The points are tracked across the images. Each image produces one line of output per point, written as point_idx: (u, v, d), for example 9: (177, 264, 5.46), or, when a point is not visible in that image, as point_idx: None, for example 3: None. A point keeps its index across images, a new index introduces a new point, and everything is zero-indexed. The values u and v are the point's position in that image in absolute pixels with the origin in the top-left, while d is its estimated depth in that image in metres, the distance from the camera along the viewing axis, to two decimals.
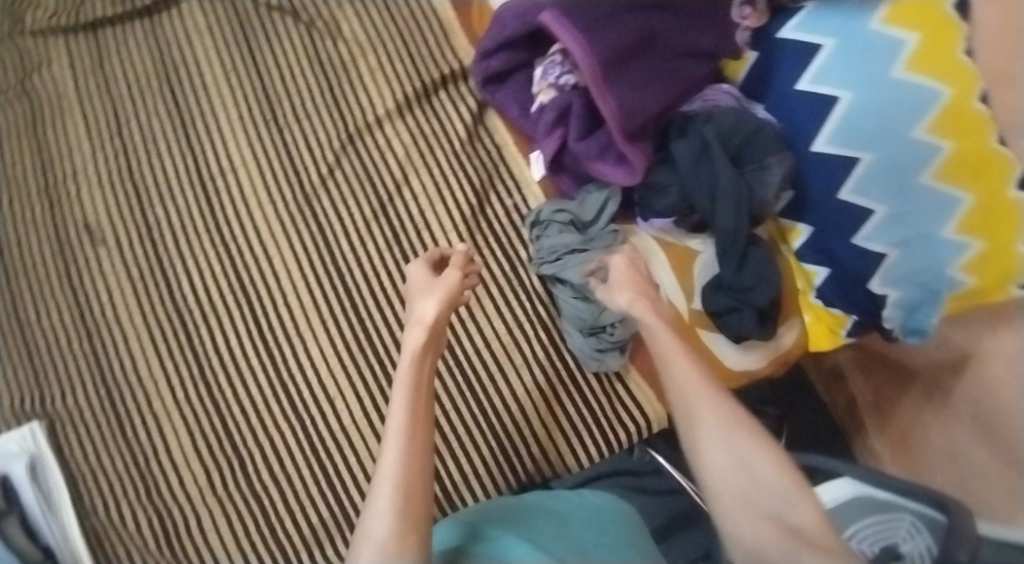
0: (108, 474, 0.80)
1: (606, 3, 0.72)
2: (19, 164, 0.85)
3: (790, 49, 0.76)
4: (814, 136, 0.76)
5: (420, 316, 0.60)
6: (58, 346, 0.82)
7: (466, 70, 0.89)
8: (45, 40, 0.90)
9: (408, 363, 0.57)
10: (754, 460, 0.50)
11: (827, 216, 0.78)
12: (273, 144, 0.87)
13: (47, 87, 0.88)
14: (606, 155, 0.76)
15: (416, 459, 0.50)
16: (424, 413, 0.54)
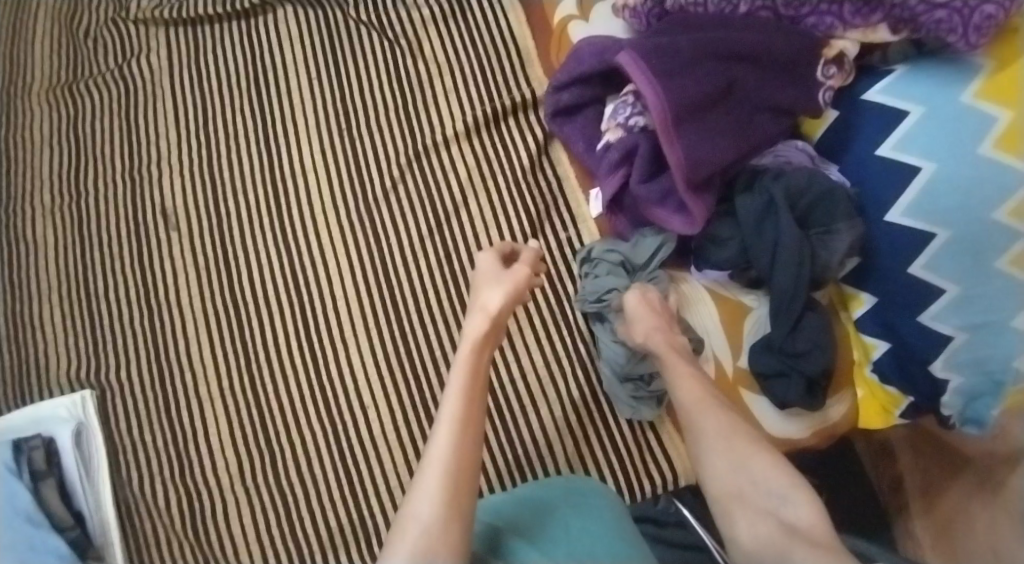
0: (149, 449, 0.84)
1: (687, 50, 0.71)
2: (110, 147, 0.91)
3: (874, 111, 0.73)
4: (889, 205, 0.72)
5: (483, 308, 0.67)
6: (121, 319, 0.87)
7: (537, 98, 0.89)
8: (148, 33, 0.95)
9: (468, 351, 0.64)
10: (756, 464, 0.59)
11: (894, 290, 0.74)
12: (344, 153, 0.89)
13: (144, 74, 0.93)
14: (668, 202, 0.75)
15: (463, 448, 0.57)
16: (475, 400, 0.61)
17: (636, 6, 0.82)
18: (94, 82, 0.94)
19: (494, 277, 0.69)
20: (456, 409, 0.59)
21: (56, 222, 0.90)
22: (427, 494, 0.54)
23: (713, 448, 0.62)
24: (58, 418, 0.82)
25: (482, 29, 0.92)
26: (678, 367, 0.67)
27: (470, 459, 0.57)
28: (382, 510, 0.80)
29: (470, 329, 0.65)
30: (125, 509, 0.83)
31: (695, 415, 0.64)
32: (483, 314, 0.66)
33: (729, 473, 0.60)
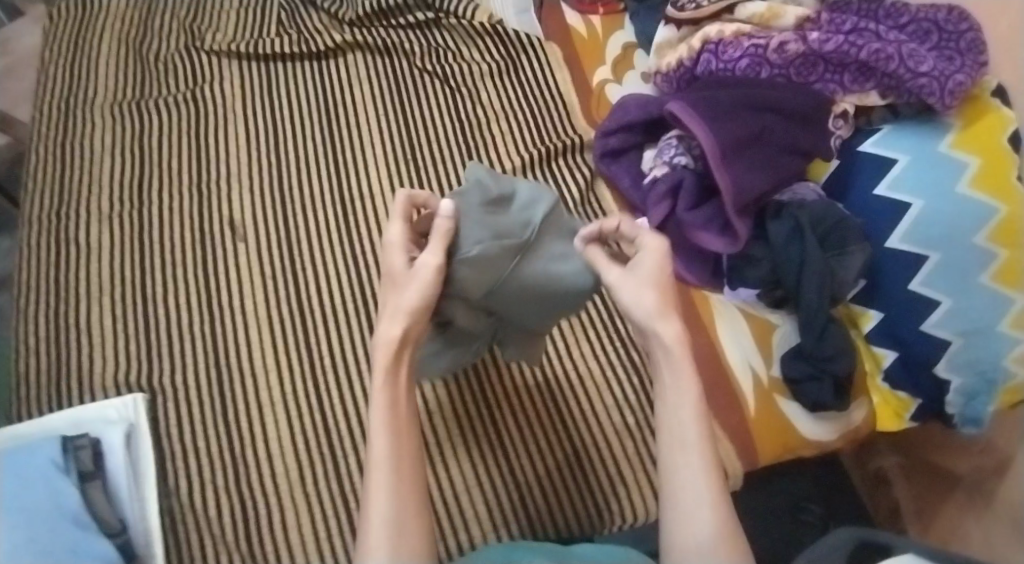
0: (201, 455, 0.82)
1: (726, 99, 0.86)
2: (179, 165, 0.96)
3: (869, 160, 0.91)
4: (887, 234, 0.87)
5: (388, 328, 0.59)
6: (181, 324, 0.88)
7: (584, 142, 1.01)
8: (222, 66, 1.04)
9: (381, 380, 0.58)
10: (704, 518, 0.54)
11: (899, 304, 0.87)
12: (409, 179, 0.97)
13: (215, 101, 1.01)
14: (710, 226, 0.87)
15: (400, 459, 0.56)
16: (399, 424, 0.58)
17: (668, 72, 0.98)
18: (166, 106, 1.00)
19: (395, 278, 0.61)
20: (386, 438, 0.56)
21: (118, 231, 0.92)
22: (380, 521, 0.53)
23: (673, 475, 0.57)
24: (108, 419, 0.81)
25: (531, 84, 1.05)
26: (678, 370, 0.59)
27: (410, 476, 0.56)
28: None
29: (378, 353, 0.59)
30: (172, 518, 0.80)
31: (676, 430, 0.58)
32: (389, 334, 0.59)
33: (678, 510, 0.56)
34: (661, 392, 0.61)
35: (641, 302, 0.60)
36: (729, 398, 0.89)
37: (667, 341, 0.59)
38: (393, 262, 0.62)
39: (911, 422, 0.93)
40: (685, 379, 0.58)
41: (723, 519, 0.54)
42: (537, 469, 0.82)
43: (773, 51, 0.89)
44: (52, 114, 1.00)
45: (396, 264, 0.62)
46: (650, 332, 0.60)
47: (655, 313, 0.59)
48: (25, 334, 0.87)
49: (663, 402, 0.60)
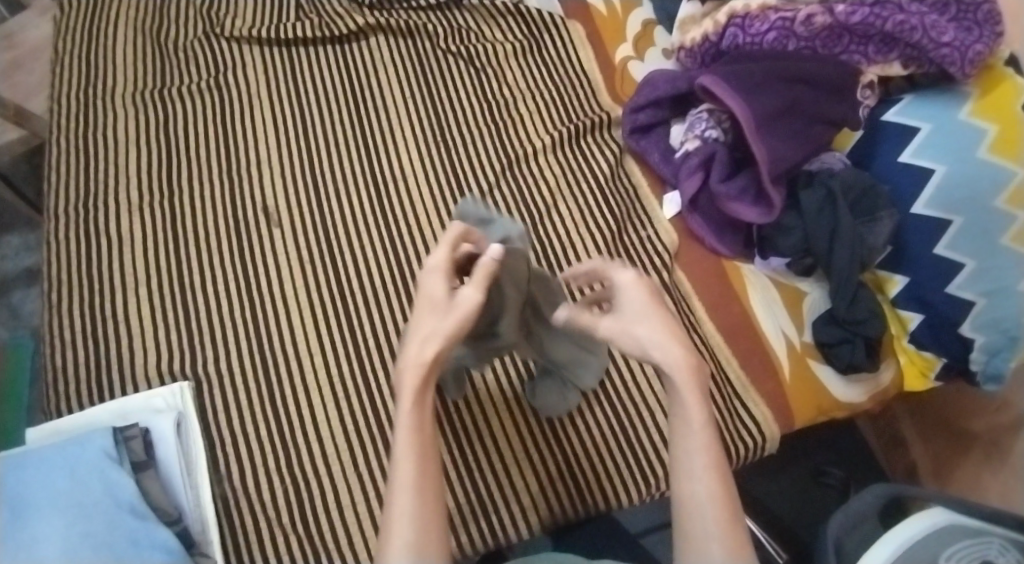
0: (250, 440, 0.82)
1: (761, 70, 0.88)
2: (207, 152, 0.96)
3: (893, 130, 0.92)
4: (913, 199, 0.88)
5: (419, 351, 0.47)
6: (221, 311, 0.88)
7: (611, 119, 1.02)
8: (245, 52, 1.03)
9: (408, 404, 0.46)
10: (717, 555, 0.45)
11: (925, 269, 0.89)
12: (441, 161, 0.98)
13: (239, 87, 1.00)
14: (745, 196, 0.89)
15: (424, 496, 0.44)
16: (425, 459, 0.45)
17: (692, 47, 0.99)
18: (190, 93, 0.99)
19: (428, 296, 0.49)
20: (411, 477, 0.44)
21: (149, 220, 0.91)
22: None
23: (685, 513, 0.46)
24: (156, 409, 0.80)
25: (555, 64, 1.06)
26: (684, 397, 0.47)
27: (436, 520, 0.44)
28: (498, 488, 0.82)
29: (405, 375, 0.46)
30: (225, 506, 0.79)
31: (684, 465, 0.47)
32: (419, 354, 0.47)
33: (689, 550, 0.46)
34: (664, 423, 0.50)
35: (636, 335, 0.49)
36: (765, 365, 0.91)
37: (670, 371, 0.48)
38: (431, 285, 0.50)
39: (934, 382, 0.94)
40: (693, 405, 0.47)
41: (740, 552, 0.45)
42: (583, 439, 0.85)
43: (800, 23, 0.90)
44: (70, 104, 0.98)
45: (435, 288, 0.50)
46: (647, 360, 0.49)
47: (654, 344, 0.49)
48: (58, 329, 0.85)
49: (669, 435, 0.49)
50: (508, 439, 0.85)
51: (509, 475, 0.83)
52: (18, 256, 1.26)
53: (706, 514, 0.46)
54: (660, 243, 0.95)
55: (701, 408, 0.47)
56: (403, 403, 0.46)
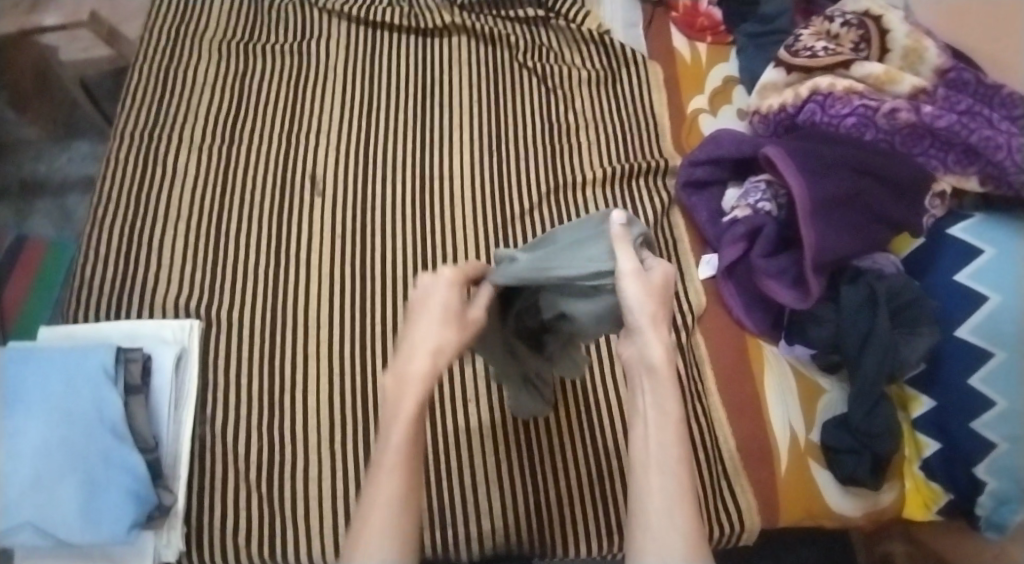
0: (240, 392, 0.86)
1: (829, 155, 0.85)
2: (272, 110, 0.99)
3: (954, 245, 0.87)
4: (959, 322, 0.84)
5: (434, 365, 0.49)
6: (246, 264, 0.91)
7: (668, 168, 1.00)
8: (332, 25, 1.06)
9: (406, 422, 0.46)
10: (678, 555, 0.41)
11: (951, 397, 0.84)
12: (491, 170, 0.99)
13: (317, 55, 1.03)
14: (783, 277, 0.86)
15: (409, 502, 0.44)
16: (413, 465, 0.46)
17: (767, 114, 0.96)
18: (271, 52, 1.02)
19: (444, 308, 0.51)
20: (400, 482, 0.44)
21: (203, 162, 0.95)
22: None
23: (644, 501, 0.44)
24: (163, 338, 0.84)
25: (627, 100, 1.05)
26: (661, 384, 0.48)
27: (412, 521, 0.44)
28: (462, 503, 0.82)
29: (410, 387, 0.47)
30: (201, 447, 0.83)
31: (651, 449, 0.46)
32: (429, 370, 0.48)
33: (648, 540, 0.42)
34: (632, 413, 0.50)
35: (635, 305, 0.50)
36: (762, 454, 0.87)
37: (654, 355, 0.48)
38: (444, 301, 0.52)
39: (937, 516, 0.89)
40: (671, 400, 0.47)
41: (699, 555, 0.41)
42: (559, 479, 0.84)
43: (883, 115, 0.87)
44: (159, 38, 1.02)
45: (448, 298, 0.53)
46: (631, 333, 0.50)
47: (651, 317, 0.50)
48: (96, 243, 0.90)
49: (638, 422, 0.48)
50: (484, 455, 0.85)
51: (475, 493, 0.83)
52: (81, 163, 1.31)
53: (671, 508, 0.43)
54: (687, 302, 0.94)
55: (677, 403, 0.47)
56: (399, 416, 0.46)
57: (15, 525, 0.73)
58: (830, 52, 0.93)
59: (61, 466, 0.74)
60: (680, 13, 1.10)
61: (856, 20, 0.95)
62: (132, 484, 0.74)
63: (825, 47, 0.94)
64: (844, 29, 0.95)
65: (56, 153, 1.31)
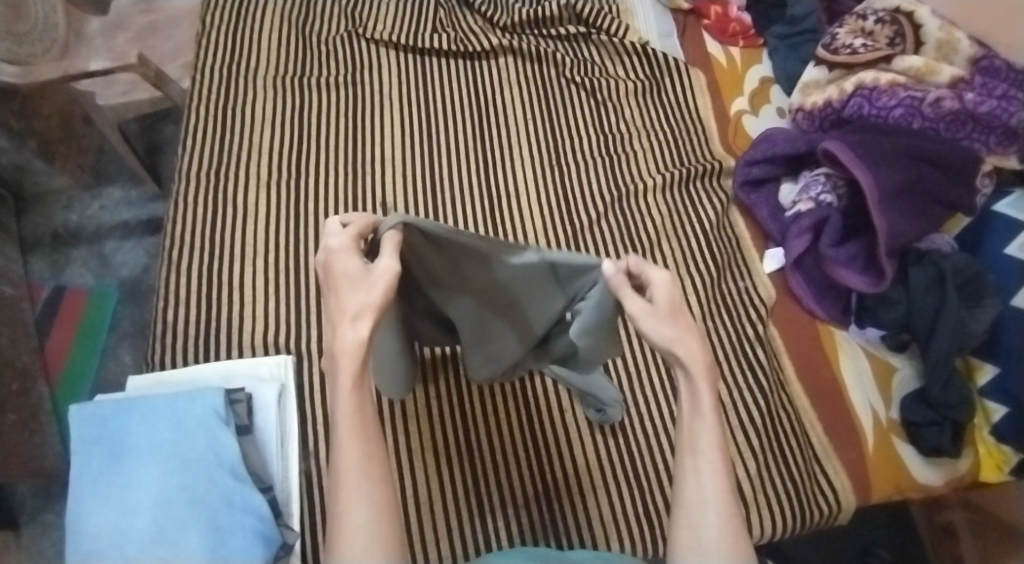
0: (340, 422, 0.87)
1: (886, 145, 0.90)
2: (336, 142, 1.03)
3: (1001, 221, 0.90)
4: (1015, 291, 0.86)
5: (357, 335, 0.48)
6: None
7: (723, 169, 1.05)
8: (379, 54, 1.11)
9: (348, 389, 0.48)
10: (712, 520, 0.50)
11: (1015, 362, 0.86)
12: (554, 184, 1.03)
13: (371, 84, 1.08)
14: (852, 264, 0.92)
15: (369, 463, 0.48)
16: (365, 428, 0.49)
17: (812, 111, 1.01)
18: (328, 85, 1.08)
19: (353, 276, 0.50)
20: (357, 446, 0.48)
21: (273, 196, 0.99)
22: (358, 542, 0.46)
23: (684, 482, 0.53)
24: (260, 376, 0.85)
25: (673, 107, 1.10)
26: (696, 381, 0.53)
27: (382, 495, 0.48)
28: (571, 509, 0.85)
29: (345, 362, 0.48)
30: (309, 478, 0.84)
31: (689, 437, 0.53)
32: (358, 341, 0.48)
33: (687, 512, 0.52)
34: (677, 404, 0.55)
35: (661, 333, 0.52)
36: (848, 434, 0.91)
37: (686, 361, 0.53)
38: (348, 271, 0.50)
39: (1008, 477, 0.90)
40: (705, 397, 0.53)
41: (732, 515, 0.51)
42: (659, 475, 0.88)
43: (928, 104, 0.92)
44: (213, 80, 1.06)
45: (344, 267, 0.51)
46: (669, 354, 0.53)
47: (672, 337, 0.52)
48: (176, 286, 0.91)
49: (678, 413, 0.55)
50: (584, 460, 0.88)
51: (583, 498, 0.86)
52: (117, 209, 1.29)
53: (704, 485, 0.52)
54: (758, 296, 0.99)
55: (710, 394, 0.53)
56: (341, 390, 0.48)
57: None
58: (869, 48, 0.98)
59: (184, 515, 0.72)
60: (713, 20, 1.16)
61: (887, 17, 1.01)
62: (257, 523, 0.73)
63: (864, 43, 0.99)
64: (878, 26, 1.01)
65: (88, 201, 1.29)
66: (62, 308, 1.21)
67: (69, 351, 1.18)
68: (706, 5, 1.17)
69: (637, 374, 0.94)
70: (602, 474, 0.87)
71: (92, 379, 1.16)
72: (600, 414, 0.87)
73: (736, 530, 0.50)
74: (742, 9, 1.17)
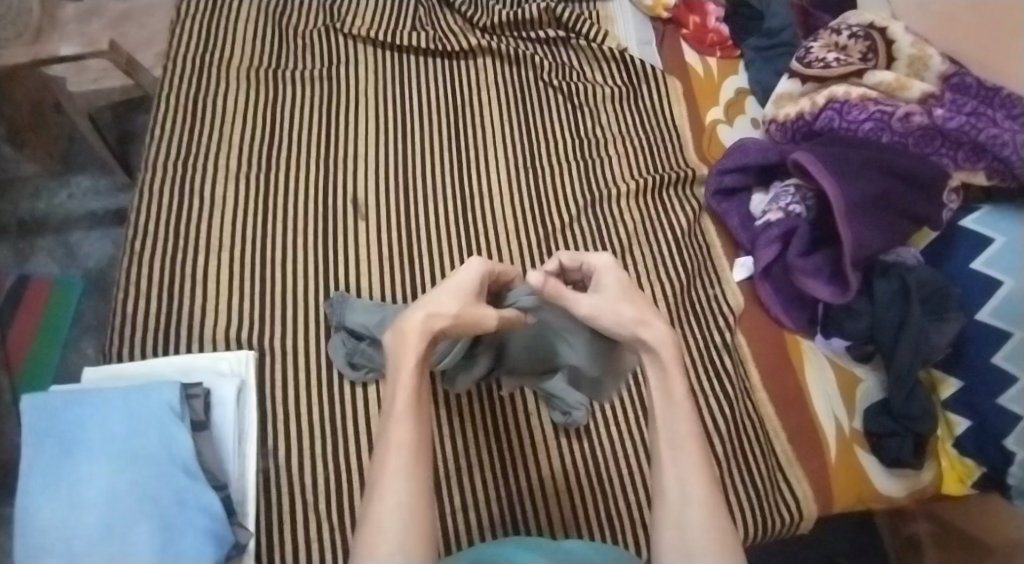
0: (302, 420, 0.85)
1: (855, 158, 0.91)
2: (310, 139, 1.03)
3: (967, 236, 0.91)
4: (978, 306, 0.87)
5: (428, 320, 0.57)
6: (298, 293, 0.92)
7: (696, 177, 1.06)
8: (358, 51, 1.12)
9: (410, 368, 0.55)
10: (693, 512, 0.54)
11: (977, 376, 0.86)
12: (528, 186, 1.03)
13: (348, 81, 1.09)
14: (819, 275, 0.93)
15: (416, 447, 0.54)
16: (418, 413, 0.55)
17: (785, 123, 1.02)
18: (304, 79, 1.08)
19: (457, 283, 0.60)
20: (407, 425, 0.54)
21: (244, 190, 0.98)
22: (392, 514, 0.50)
23: (665, 476, 0.56)
24: (220, 371, 0.83)
25: (649, 114, 1.11)
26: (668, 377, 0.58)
27: (422, 479, 0.53)
28: (533, 513, 0.85)
29: (410, 340, 0.55)
30: (266, 478, 0.82)
31: (665, 432, 0.57)
32: (423, 326, 0.56)
33: (669, 505, 0.55)
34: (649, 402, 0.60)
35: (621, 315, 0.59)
36: (811, 443, 0.91)
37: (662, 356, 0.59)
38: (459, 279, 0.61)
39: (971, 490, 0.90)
40: (678, 395, 0.57)
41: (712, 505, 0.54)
42: (624, 482, 0.87)
43: (898, 119, 0.93)
44: (184, 70, 1.05)
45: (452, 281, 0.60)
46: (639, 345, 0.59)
47: (638, 322, 0.59)
48: (139, 277, 0.90)
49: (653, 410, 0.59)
50: (549, 464, 0.88)
51: (545, 502, 0.85)
52: (85, 198, 1.26)
53: (683, 477, 0.55)
54: (727, 304, 0.99)
55: (683, 392, 0.57)
56: (403, 369, 0.55)
57: None
58: (842, 63, 1.00)
59: (133, 512, 0.70)
60: (692, 30, 1.17)
61: (862, 32, 1.02)
62: (209, 521, 0.71)
63: (836, 58, 1.01)
64: (851, 41, 1.02)
65: (56, 189, 1.27)
66: (26, 299, 1.18)
67: (31, 343, 1.15)
68: (685, 15, 1.18)
69: None
70: (566, 479, 0.87)
71: (54, 371, 1.13)
72: (565, 417, 0.87)
73: (718, 520, 0.54)
74: (721, 20, 1.18)
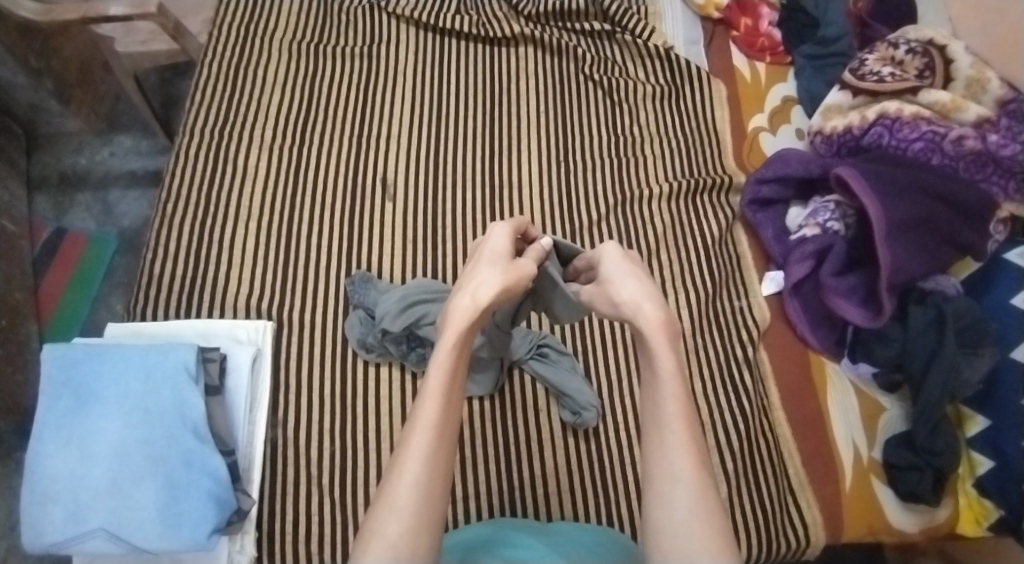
0: (313, 393, 0.86)
1: (901, 178, 0.87)
2: (344, 114, 1.04)
3: (1012, 270, 0.87)
4: (1016, 344, 0.83)
5: (474, 299, 0.51)
6: (318, 268, 0.93)
7: (732, 184, 1.03)
8: (401, 31, 1.12)
9: (449, 345, 0.49)
10: (685, 496, 0.48)
11: (1007, 417, 0.82)
12: (559, 179, 1.02)
13: (386, 60, 1.09)
14: (851, 296, 0.89)
15: (441, 431, 0.47)
16: (451, 396, 0.48)
17: (831, 135, 0.99)
18: (344, 55, 1.08)
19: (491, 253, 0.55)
20: (437, 407, 0.47)
21: (274, 162, 0.99)
22: (400, 506, 0.44)
23: (651, 456, 0.50)
24: (237, 339, 0.84)
25: (690, 116, 1.09)
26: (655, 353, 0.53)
27: (442, 469, 0.46)
28: (533, 508, 0.85)
29: (455, 318, 0.50)
30: (274, 448, 0.83)
31: (656, 411, 0.51)
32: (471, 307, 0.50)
33: (658, 491, 0.49)
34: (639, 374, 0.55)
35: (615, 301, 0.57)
36: (826, 469, 0.88)
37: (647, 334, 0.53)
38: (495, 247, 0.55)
39: (987, 533, 0.86)
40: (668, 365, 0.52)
41: (704, 496, 0.48)
42: (627, 490, 0.85)
43: (950, 141, 0.89)
44: (228, 40, 1.07)
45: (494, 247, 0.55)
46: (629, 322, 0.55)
47: (628, 310, 0.55)
48: (166, 239, 0.91)
49: (644, 385, 0.53)
50: (552, 463, 0.87)
51: (546, 500, 0.85)
52: (126, 158, 1.29)
53: (675, 463, 0.49)
54: (752, 317, 0.96)
55: (670, 362, 0.52)
56: (443, 344, 0.49)
57: (87, 531, 0.69)
58: (897, 78, 0.96)
59: (141, 468, 0.71)
60: (742, 32, 1.14)
61: (919, 48, 0.97)
62: (213, 485, 0.72)
63: (891, 72, 0.97)
64: (909, 56, 0.98)
65: (99, 146, 1.29)
66: (62, 249, 1.21)
67: (64, 292, 1.17)
68: (737, 16, 1.15)
69: (621, 381, 0.91)
70: (569, 480, 0.86)
71: (81, 323, 1.15)
72: (575, 417, 0.87)
73: (710, 510, 0.48)
74: (774, 24, 1.14)
